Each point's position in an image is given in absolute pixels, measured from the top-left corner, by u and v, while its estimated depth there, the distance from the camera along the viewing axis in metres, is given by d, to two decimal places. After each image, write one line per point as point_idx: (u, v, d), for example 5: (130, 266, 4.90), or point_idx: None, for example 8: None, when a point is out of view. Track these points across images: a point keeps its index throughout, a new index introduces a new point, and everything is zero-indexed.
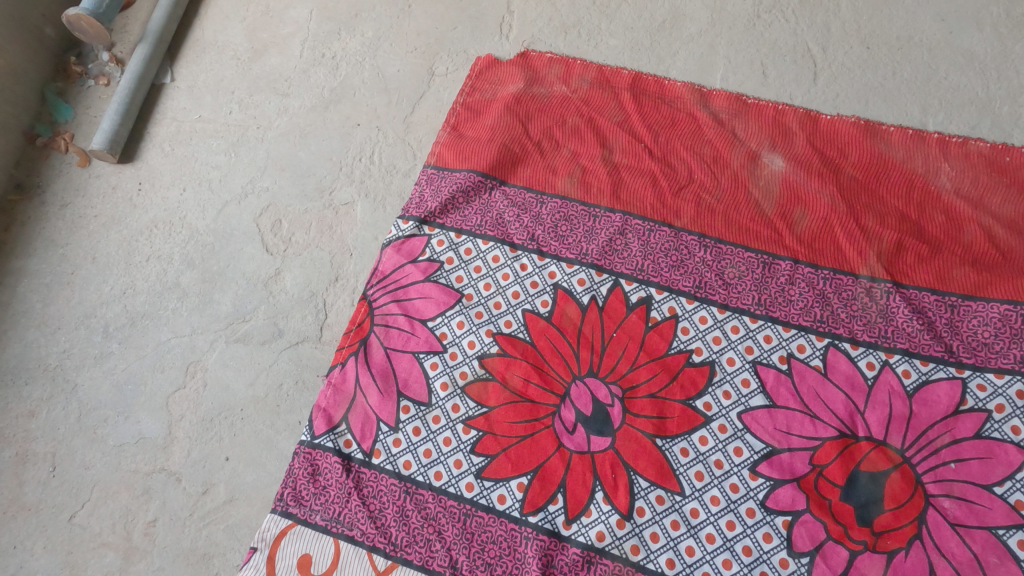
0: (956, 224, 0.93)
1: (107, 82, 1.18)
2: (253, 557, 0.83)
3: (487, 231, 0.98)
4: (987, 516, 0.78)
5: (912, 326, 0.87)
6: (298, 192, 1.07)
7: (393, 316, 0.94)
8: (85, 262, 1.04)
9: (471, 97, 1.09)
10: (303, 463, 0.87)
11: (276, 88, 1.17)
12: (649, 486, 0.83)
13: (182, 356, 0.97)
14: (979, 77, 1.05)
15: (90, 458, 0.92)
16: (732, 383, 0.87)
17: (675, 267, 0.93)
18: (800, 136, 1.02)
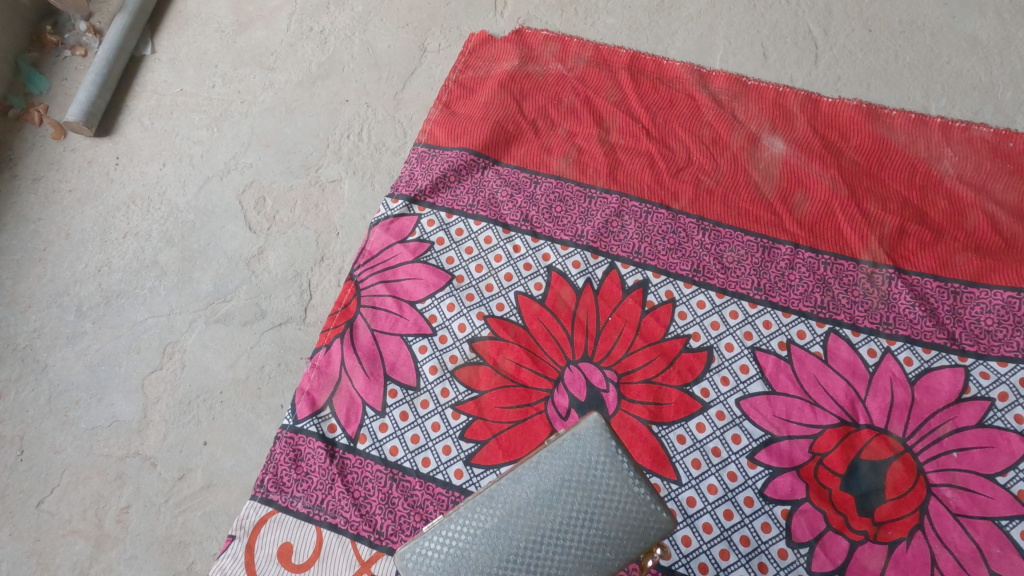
0: (959, 209, 0.91)
1: (85, 53, 1.13)
2: (231, 545, 0.79)
3: (479, 211, 0.95)
4: (989, 506, 0.76)
5: (914, 313, 0.85)
6: (284, 169, 1.03)
7: (381, 298, 0.91)
8: (58, 238, 1.00)
9: (464, 74, 1.06)
10: (285, 448, 0.83)
11: (262, 62, 1.13)
12: (644, 473, 0.80)
13: (159, 336, 0.93)
14: (982, 62, 1.04)
15: (60, 442, 0.88)
16: (730, 369, 0.84)
17: (672, 251, 0.91)
18: (801, 119, 0.99)
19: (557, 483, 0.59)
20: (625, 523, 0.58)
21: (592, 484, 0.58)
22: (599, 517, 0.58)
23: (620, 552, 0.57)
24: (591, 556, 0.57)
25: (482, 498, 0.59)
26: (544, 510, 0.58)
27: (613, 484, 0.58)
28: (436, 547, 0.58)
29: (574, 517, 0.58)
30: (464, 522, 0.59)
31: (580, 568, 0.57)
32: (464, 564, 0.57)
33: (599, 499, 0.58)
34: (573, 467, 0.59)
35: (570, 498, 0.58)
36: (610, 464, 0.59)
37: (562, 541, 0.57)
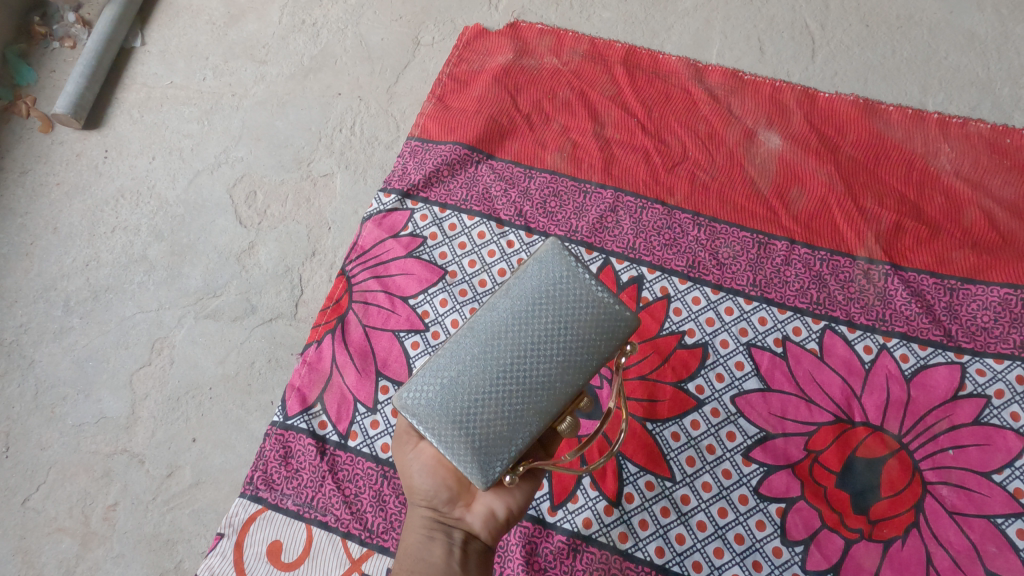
0: (956, 205, 0.90)
1: (74, 45, 1.12)
2: (219, 543, 0.78)
3: (472, 206, 0.94)
4: (985, 504, 0.75)
5: (910, 309, 0.84)
6: (275, 163, 1.02)
7: (373, 293, 0.90)
8: (46, 232, 0.98)
9: (458, 68, 1.05)
10: (275, 445, 0.82)
11: (253, 55, 1.12)
12: (638, 471, 0.79)
13: (147, 332, 0.92)
14: (979, 58, 1.03)
15: (46, 439, 0.87)
16: (725, 365, 0.84)
17: (667, 247, 0.90)
18: (798, 114, 0.98)
19: (530, 296, 0.58)
20: (599, 327, 0.58)
21: (563, 296, 0.58)
22: (577, 326, 0.58)
23: (598, 355, 0.58)
24: (575, 361, 0.58)
25: (464, 330, 0.58)
26: (523, 325, 0.57)
27: (584, 292, 0.58)
28: (431, 381, 0.57)
29: (554, 329, 0.57)
30: (453, 352, 0.57)
31: (568, 373, 0.58)
32: (461, 390, 0.56)
33: (573, 304, 0.58)
34: (542, 279, 0.58)
35: (545, 311, 0.57)
36: (575, 277, 0.58)
37: (548, 352, 0.57)
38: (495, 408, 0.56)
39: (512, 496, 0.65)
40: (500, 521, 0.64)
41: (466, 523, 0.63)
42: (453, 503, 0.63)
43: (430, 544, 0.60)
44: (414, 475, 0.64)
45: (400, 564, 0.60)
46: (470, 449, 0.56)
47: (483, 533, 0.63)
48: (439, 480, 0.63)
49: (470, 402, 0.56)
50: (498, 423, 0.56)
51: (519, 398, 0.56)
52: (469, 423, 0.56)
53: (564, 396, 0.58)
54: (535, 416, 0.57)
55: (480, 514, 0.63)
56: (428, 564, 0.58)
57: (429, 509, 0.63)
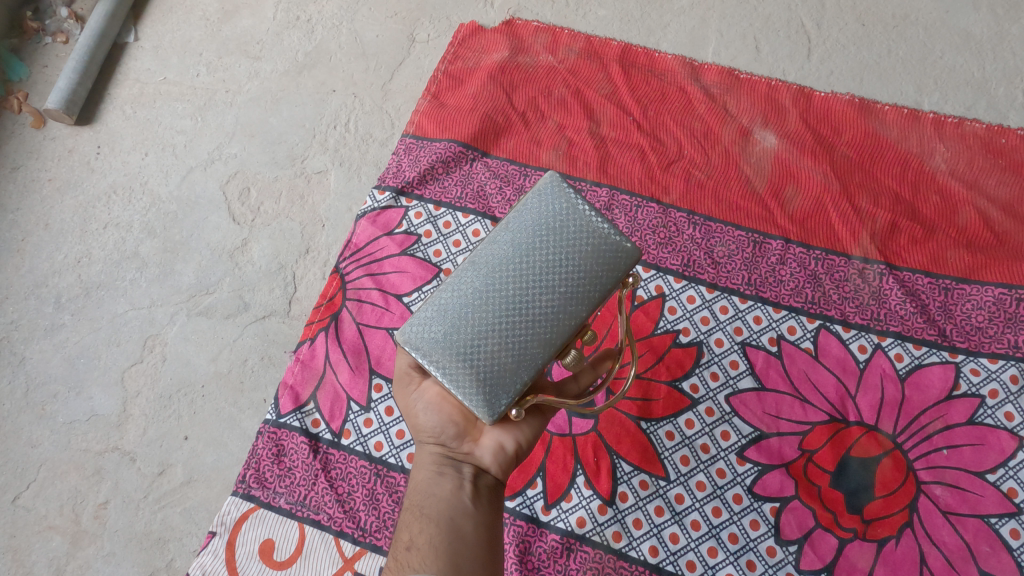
0: (951, 205, 0.90)
1: (66, 40, 1.11)
2: (211, 542, 0.77)
3: (467, 204, 0.93)
4: (979, 504, 0.75)
5: (905, 309, 0.84)
6: (268, 160, 1.02)
7: (367, 291, 0.89)
8: (37, 228, 0.98)
9: (453, 65, 1.04)
10: (267, 443, 0.82)
11: (247, 51, 1.11)
12: (633, 470, 0.79)
13: (139, 329, 0.91)
14: (975, 58, 1.03)
15: (37, 437, 0.86)
16: (720, 365, 0.84)
17: (662, 245, 0.90)
18: (793, 113, 0.98)
19: (530, 230, 0.60)
20: (601, 258, 0.59)
21: (562, 228, 0.59)
22: (577, 257, 0.59)
23: (600, 286, 0.60)
24: (577, 293, 0.59)
25: (466, 265, 0.60)
26: (523, 258, 0.59)
27: (583, 223, 0.60)
28: (434, 316, 0.59)
29: (554, 261, 0.59)
30: (454, 287, 0.60)
31: (571, 304, 0.59)
32: (466, 322, 0.58)
33: (573, 235, 0.59)
34: (541, 212, 0.60)
35: (545, 243, 0.59)
36: (575, 209, 0.60)
37: (549, 284, 0.59)
38: (497, 339, 0.58)
39: (520, 429, 0.66)
40: (509, 455, 0.66)
41: (475, 458, 0.65)
42: (461, 439, 0.65)
43: (439, 481, 0.63)
44: (420, 413, 0.66)
45: (411, 498, 0.64)
46: (474, 381, 0.58)
47: (492, 468, 0.65)
48: (445, 417, 0.65)
49: (474, 334, 0.58)
50: (501, 354, 0.58)
51: (521, 330, 0.58)
52: (472, 355, 0.58)
53: (566, 327, 0.59)
54: (539, 345, 0.59)
55: (489, 448, 0.65)
56: (437, 501, 0.61)
57: (438, 445, 0.65)
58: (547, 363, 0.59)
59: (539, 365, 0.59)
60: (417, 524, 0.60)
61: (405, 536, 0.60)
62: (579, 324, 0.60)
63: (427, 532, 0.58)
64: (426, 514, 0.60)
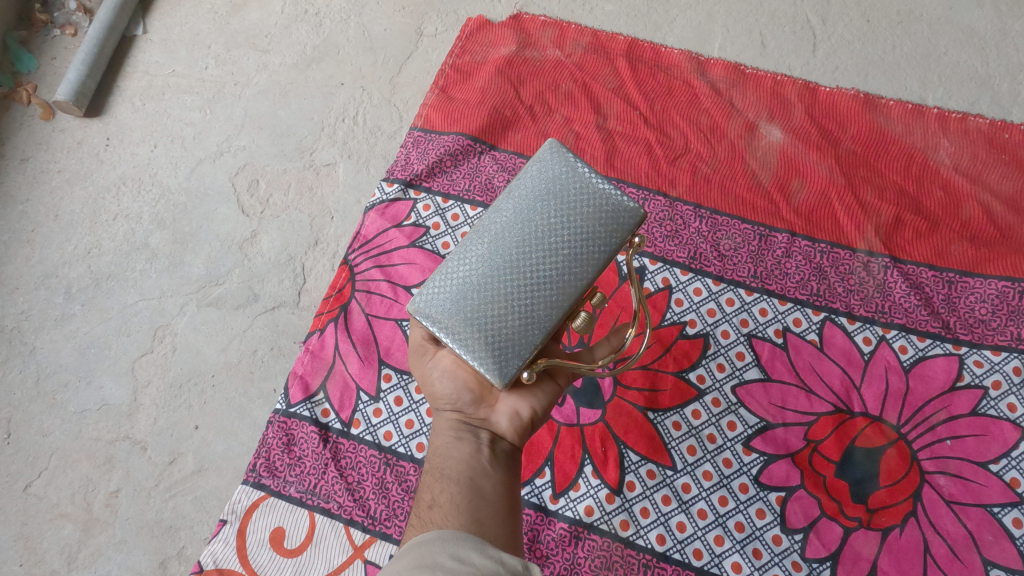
0: (955, 199, 0.91)
1: (75, 32, 1.11)
2: (222, 529, 0.78)
3: (475, 196, 0.94)
4: (982, 494, 0.76)
5: (909, 302, 0.85)
6: (277, 153, 1.02)
7: (376, 282, 0.89)
8: (47, 219, 0.98)
9: (461, 59, 1.05)
10: (277, 432, 0.82)
11: (255, 44, 1.11)
12: (640, 460, 0.80)
13: (149, 319, 0.92)
14: (978, 54, 1.04)
15: (48, 425, 0.87)
16: (726, 356, 0.84)
17: (669, 238, 0.90)
18: (799, 108, 0.99)
19: (532, 196, 0.61)
20: (603, 217, 0.60)
21: (563, 191, 0.61)
22: (579, 217, 0.60)
23: (604, 244, 0.60)
24: (581, 254, 0.60)
25: (472, 235, 0.63)
26: (525, 223, 0.61)
27: (583, 184, 0.61)
28: (443, 284, 0.61)
29: (556, 223, 0.60)
30: (461, 255, 0.62)
31: (575, 267, 0.60)
32: (471, 289, 0.60)
33: (574, 198, 0.60)
34: (541, 178, 0.62)
35: (546, 207, 0.61)
36: (575, 173, 0.61)
37: (552, 246, 0.60)
38: (503, 305, 0.59)
39: (536, 396, 0.68)
40: (525, 421, 0.67)
41: (492, 423, 0.67)
42: (477, 405, 0.67)
43: (458, 444, 0.64)
44: (436, 380, 0.68)
45: (431, 463, 0.65)
46: (483, 345, 0.59)
47: (509, 433, 0.67)
48: (461, 384, 0.66)
49: (480, 300, 0.60)
50: (508, 317, 0.60)
51: (527, 293, 0.60)
52: (478, 319, 0.59)
53: (572, 289, 0.60)
54: (544, 309, 0.60)
55: (506, 413, 0.67)
56: (456, 461, 0.63)
57: (455, 411, 0.67)
58: (555, 323, 0.60)
59: (547, 326, 0.60)
60: (437, 485, 0.61)
61: (427, 496, 0.60)
62: (586, 284, 0.61)
63: (448, 490, 0.59)
64: (446, 475, 0.61)
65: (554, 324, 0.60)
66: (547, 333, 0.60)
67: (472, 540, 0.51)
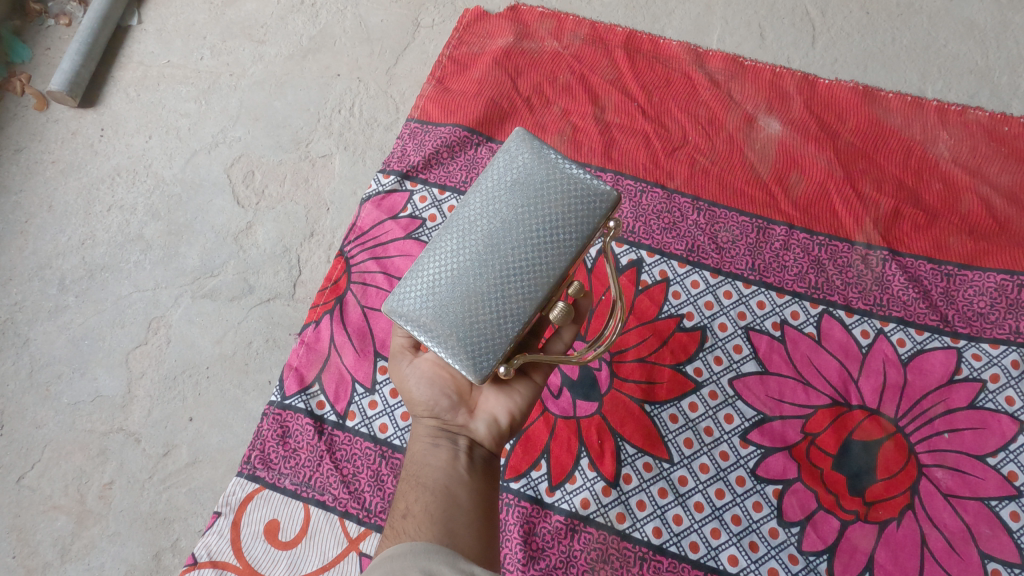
0: (953, 192, 0.90)
1: (69, 23, 1.10)
2: (216, 521, 0.77)
3: (472, 188, 0.93)
4: (980, 487, 0.76)
5: (907, 295, 0.85)
6: (273, 144, 1.02)
7: (371, 274, 0.89)
8: (41, 210, 0.97)
9: (458, 50, 1.04)
10: (272, 425, 0.82)
11: (251, 35, 1.11)
12: (637, 452, 0.80)
13: (144, 311, 0.92)
14: (978, 46, 1.04)
15: (41, 417, 0.86)
16: (723, 349, 0.84)
17: (667, 230, 0.90)
18: (797, 100, 0.98)
19: (501, 187, 0.61)
20: (573, 203, 0.60)
21: (532, 180, 0.61)
22: (548, 205, 0.60)
23: (575, 230, 0.60)
24: (554, 241, 0.60)
25: (443, 231, 0.62)
26: (496, 214, 0.60)
27: (551, 172, 0.61)
28: (415, 282, 0.61)
29: (526, 212, 0.60)
30: (433, 252, 0.62)
31: (548, 256, 0.59)
32: (444, 285, 0.60)
33: (543, 186, 0.60)
34: (509, 168, 0.62)
35: (514, 197, 0.60)
36: (543, 160, 0.61)
37: (522, 235, 0.59)
38: (477, 299, 0.59)
39: (514, 400, 0.67)
40: (504, 427, 0.66)
41: (469, 430, 0.65)
42: (455, 411, 0.66)
43: (435, 451, 0.64)
44: (413, 388, 0.67)
45: (408, 470, 0.65)
46: (458, 340, 0.59)
47: (487, 440, 0.65)
48: (438, 389, 0.66)
49: (453, 296, 0.59)
50: (482, 311, 0.59)
51: (500, 285, 0.59)
52: (453, 315, 0.59)
53: (547, 277, 0.60)
54: (520, 303, 0.59)
55: (484, 420, 0.66)
56: (432, 469, 0.62)
57: (433, 418, 0.66)
58: (530, 314, 0.59)
59: (523, 317, 0.59)
60: (413, 493, 0.60)
61: (402, 505, 0.60)
62: (561, 272, 0.60)
63: (422, 500, 0.59)
64: (421, 483, 0.61)
65: (531, 316, 0.60)
66: (524, 324, 0.60)
67: (444, 553, 0.50)
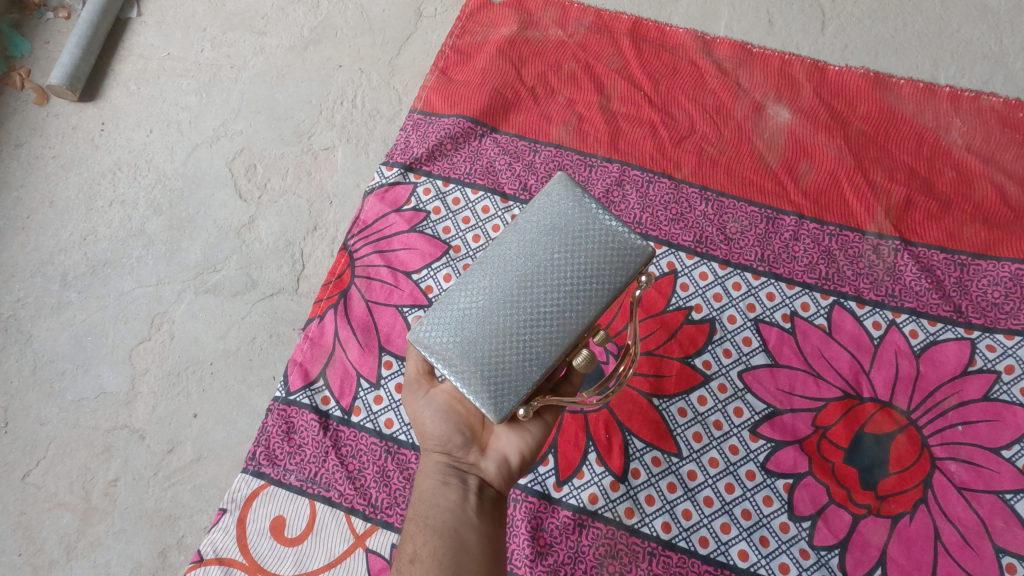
0: (967, 180, 0.88)
1: (68, 16, 1.09)
2: (222, 518, 0.77)
3: (476, 180, 0.91)
4: (994, 480, 0.75)
5: (920, 285, 0.83)
6: (274, 136, 1.00)
7: (375, 268, 0.88)
8: (42, 206, 0.97)
9: (461, 40, 1.02)
10: (277, 420, 0.81)
11: (252, 26, 1.09)
12: (645, 447, 0.79)
13: (147, 307, 0.91)
14: (992, 31, 1.02)
15: (45, 414, 0.86)
16: (733, 341, 0.83)
17: (674, 221, 0.89)
18: (807, 88, 0.97)
19: (540, 229, 0.60)
20: (609, 254, 0.59)
21: (571, 226, 0.60)
22: (585, 254, 0.59)
23: (610, 282, 0.59)
24: (586, 291, 0.59)
25: (475, 265, 0.61)
26: (531, 256, 0.59)
27: (591, 222, 0.60)
28: (443, 313, 0.60)
29: (562, 259, 0.59)
30: (463, 286, 0.60)
31: (579, 305, 0.59)
32: (471, 322, 0.59)
33: (581, 235, 0.59)
34: (550, 211, 0.61)
35: (551, 241, 0.60)
36: (584, 208, 0.60)
37: (555, 280, 0.59)
38: (504, 341, 0.58)
39: (525, 441, 0.67)
40: (513, 468, 0.66)
41: (480, 469, 0.65)
42: (467, 448, 0.65)
43: (444, 491, 0.63)
44: (427, 420, 0.66)
45: (414, 508, 0.64)
46: (481, 378, 0.58)
47: (496, 480, 0.65)
48: (452, 425, 0.66)
49: (479, 334, 0.58)
50: (508, 352, 0.58)
51: (528, 328, 0.58)
52: (478, 353, 0.58)
53: (575, 326, 0.59)
54: (546, 347, 0.58)
55: (495, 459, 0.65)
56: (440, 511, 0.61)
57: (444, 453, 0.66)
58: (556, 359, 0.59)
59: (547, 363, 0.58)
60: (421, 536, 0.60)
61: (409, 548, 0.60)
62: (590, 322, 0.59)
63: (431, 543, 0.59)
64: (429, 526, 0.60)
65: (555, 361, 0.59)
66: (548, 369, 0.59)
67: None
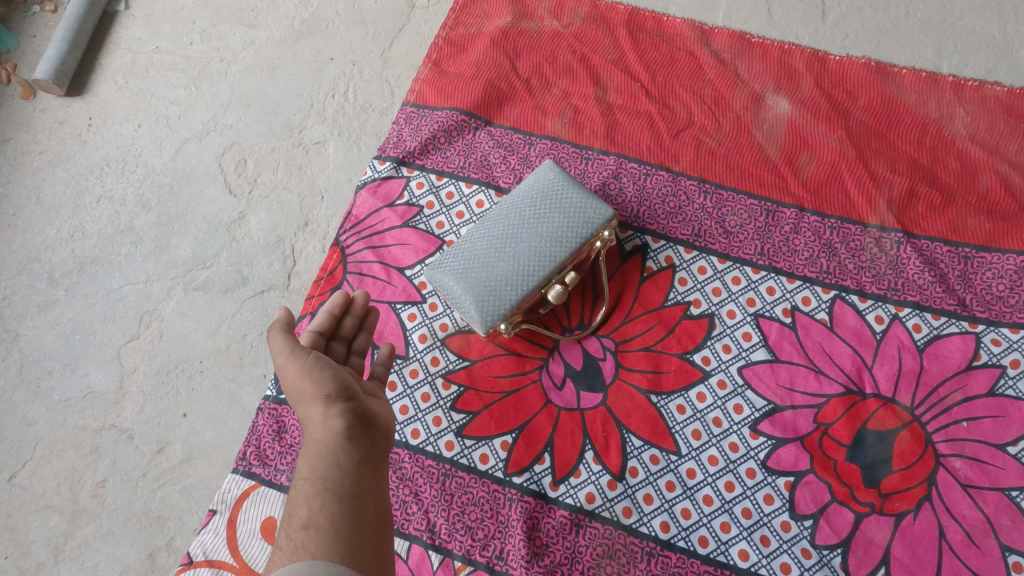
0: (971, 171, 0.87)
1: (55, 9, 1.07)
2: (212, 520, 0.76)
3: (470, 173, 0.90)
4: (1000, 477, 0.73)
5: (923, 278, 0.81)
6: (265, 131, 0.99)
7: (368, 264, 0.86)
8: (29, 202, 0.95)
9: (455, 31, 1.01)
10: (268, 419, 0.79)
11: (242, 19, 1.08)
12: (643, 445, 0.77)
13: (135, 304, 0.89)
14: (996, 19, 1.00)
15: (32, 415, 0.84)
16: (733, 336, 0.81)
17: (672, 214, 0.87)
18: (807, 78, 0.95)
19: (529, 194, 0.79)
20: (580, 218, 0.77)
21: (554, 193, 0.79)
22: (561, 214, 0.77)
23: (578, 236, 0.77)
24: (560, 240, 0.77)
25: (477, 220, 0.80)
26: (521, 210, 0.78)
27: (570, 194, 0.78)
28: (449, 251, 0.77)
29: (545, 214, 0.77)
30: (466, 234, 0.79)
31: (554, 249, 0.76)
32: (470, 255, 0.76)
33: (561, 200, 0.78)
34: (538, 184, 0.80)
35: (537, 201, 0.78)
36: (565, 187, 0.79)
37: (537, 231, 0.77)
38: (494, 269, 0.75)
39: None
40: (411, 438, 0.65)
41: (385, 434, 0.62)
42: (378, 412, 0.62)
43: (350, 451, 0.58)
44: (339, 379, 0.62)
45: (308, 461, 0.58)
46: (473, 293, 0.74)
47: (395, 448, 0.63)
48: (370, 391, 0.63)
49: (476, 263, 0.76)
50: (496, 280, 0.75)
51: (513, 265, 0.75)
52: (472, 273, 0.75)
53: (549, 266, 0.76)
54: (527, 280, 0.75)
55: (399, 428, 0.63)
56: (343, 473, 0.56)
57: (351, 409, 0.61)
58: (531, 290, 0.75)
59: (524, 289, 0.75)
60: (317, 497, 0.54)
61: (302, 511, 0.54)
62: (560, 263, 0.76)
63: (328, 509, 0.53)
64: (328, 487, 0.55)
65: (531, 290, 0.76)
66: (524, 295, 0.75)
67: None
